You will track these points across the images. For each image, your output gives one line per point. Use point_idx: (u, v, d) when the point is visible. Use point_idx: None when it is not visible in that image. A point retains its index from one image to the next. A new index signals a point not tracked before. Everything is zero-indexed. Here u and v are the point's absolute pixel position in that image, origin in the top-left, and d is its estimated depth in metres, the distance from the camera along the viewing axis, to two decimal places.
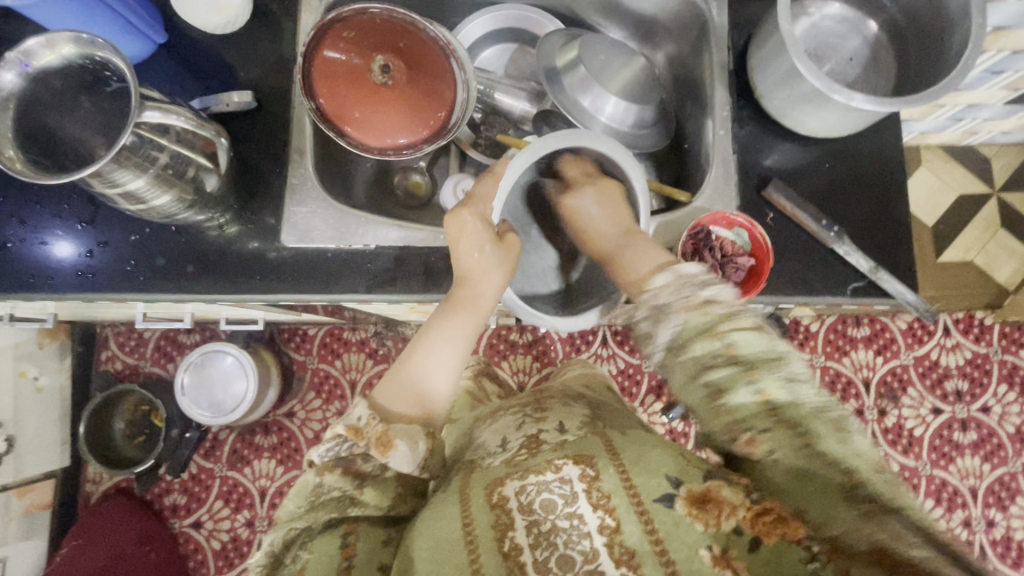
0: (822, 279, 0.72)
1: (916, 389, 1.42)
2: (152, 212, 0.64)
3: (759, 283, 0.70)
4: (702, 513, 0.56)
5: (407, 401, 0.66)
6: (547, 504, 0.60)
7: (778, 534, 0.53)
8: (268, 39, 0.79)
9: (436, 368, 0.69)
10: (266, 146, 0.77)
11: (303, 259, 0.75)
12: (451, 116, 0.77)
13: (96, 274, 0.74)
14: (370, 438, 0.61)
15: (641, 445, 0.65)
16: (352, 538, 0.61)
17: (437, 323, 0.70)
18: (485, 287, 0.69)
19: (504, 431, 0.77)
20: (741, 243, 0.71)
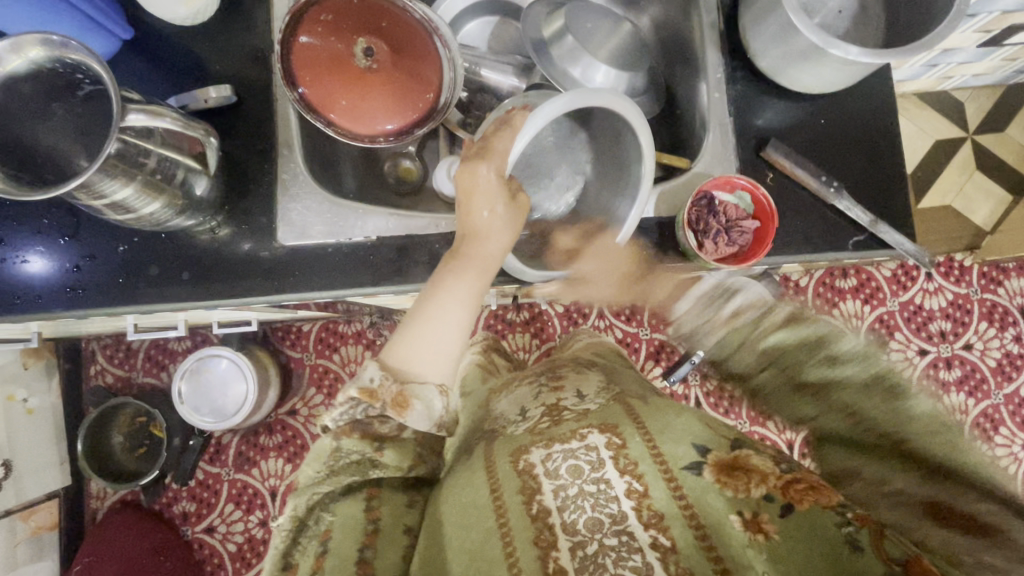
0: (824, 237, 0.73)
1: (903, 333, 1.46)
2: (143, 220, 0.62)
3: (765, 244, 0.70)
4: (730, 480, 0.55)
5: (422, 368, 0.59)
6: (575, 470, 0.60)
7: (812, 500, 0.50)
8: (240, 28, 0.75)
9: (445, 339, 0.61)
10: (249, 141, 0.73)
11: (302, 257, 0.72)
12: (438, 97, 0.75)
13: (87, 289, 0.71)
14: (386, 400, 0.57)
15: (664, 409, 0.66)
16: (376, 502, 0.64)
17: (442, 280, 0.63)
18: (493, 247, 0.64)
19: (522, 401, 0.79)
20: (744, 206, 0.71)
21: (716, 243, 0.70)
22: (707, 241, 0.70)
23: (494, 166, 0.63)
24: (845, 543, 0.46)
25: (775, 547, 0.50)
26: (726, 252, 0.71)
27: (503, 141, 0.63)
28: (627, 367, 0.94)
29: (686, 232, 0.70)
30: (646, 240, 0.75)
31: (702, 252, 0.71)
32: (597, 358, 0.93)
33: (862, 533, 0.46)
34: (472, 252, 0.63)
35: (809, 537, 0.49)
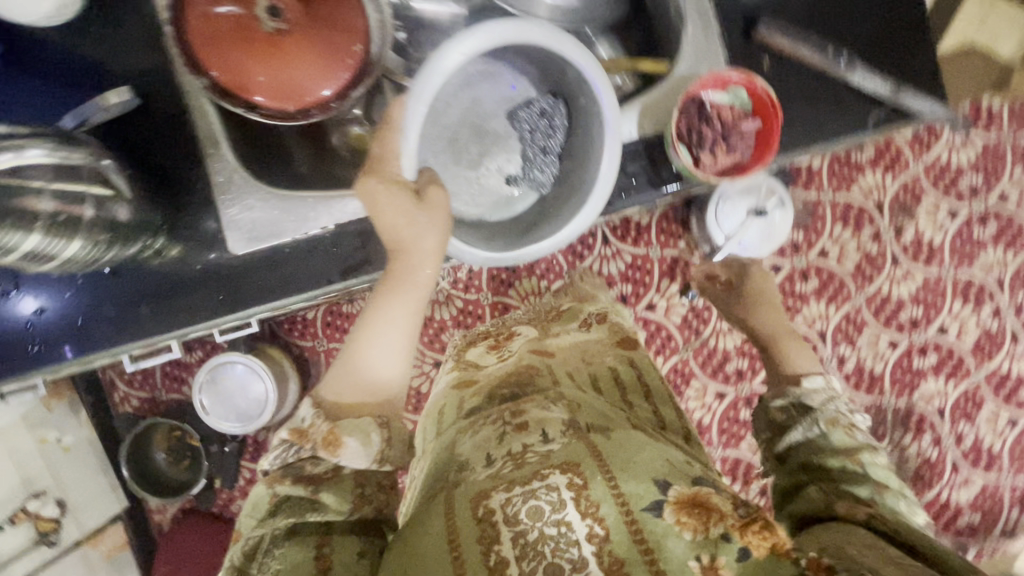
0: (841, 119, 0.64)
1: (932, 197, 1.26)
2: (71, 263, 0.55)
3: (770, 146, 0.62)
4: (690, 519, 0.51)
5: (361, 383, 0.60)
6: (534, 511, 0.52)
7: (768, 546, 0.49)
8: (126, 12, 0.64)
9: (381, 359, 0.61)
10: (172, 145, 0.65)
11: (264, 263, 0.66)
12: (370, 47, 0.65)
13: (50, 342, 0.66)
14: (316, 439, 0.56)
15: (626, 446, 0.59)
16: (328, 549, 0.52)
17: (372, 303, 0.61)
18: (417, 263, 0.60)
19: (487, 441, 0.65)
20: (741, 104, 0.63)
21: (714, 155, 0.65)
22: (704, 155, 0.64)
23: (389, 178, 0.56)
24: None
25: None
26: (727, 162, 0.65)
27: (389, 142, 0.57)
28: (610, 369, 0.83)
29: (678, 149, 0.62)
30: (635, 166, 0.65)
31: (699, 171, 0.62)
32: (575, 368, 0.82)
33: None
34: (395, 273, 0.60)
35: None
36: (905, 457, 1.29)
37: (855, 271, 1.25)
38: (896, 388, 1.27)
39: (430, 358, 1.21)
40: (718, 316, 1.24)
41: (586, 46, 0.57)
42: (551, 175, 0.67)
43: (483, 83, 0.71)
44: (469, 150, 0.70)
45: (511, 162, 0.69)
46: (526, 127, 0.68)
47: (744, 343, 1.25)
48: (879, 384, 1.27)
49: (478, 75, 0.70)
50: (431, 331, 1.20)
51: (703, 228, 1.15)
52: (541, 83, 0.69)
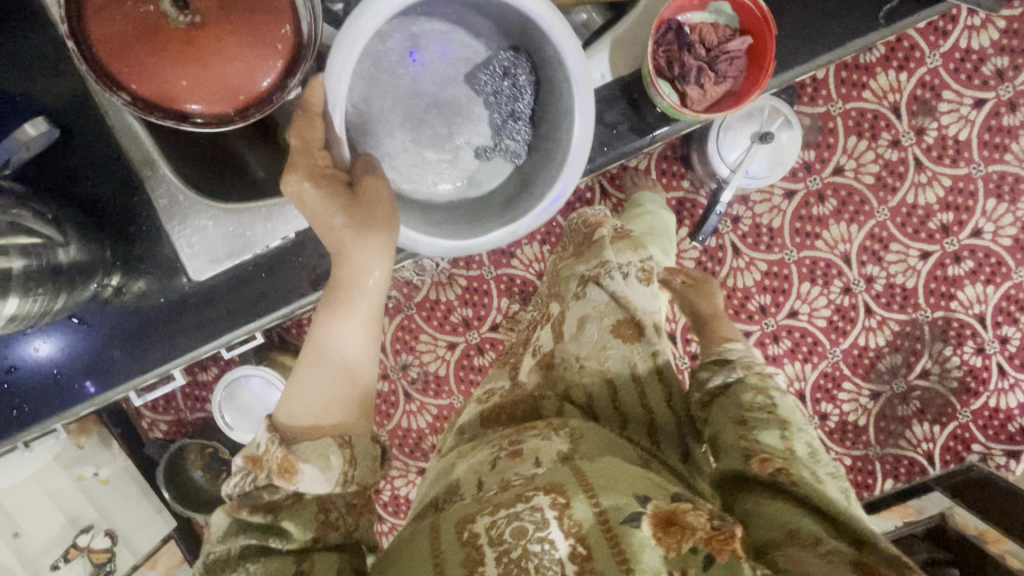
0: (846, 20, 0.57)
1: (953, 89, 1.14)
2: (18, 322, 0.51)
3: (767, 66, 0.53)
4: (666, 536, 0.49)
5: (319, 398, 0.50)
6: (518, 531, 0.49)
7: (729, 550, 0.47)
8: (29, 31, 0.57)
9: (332, 366, 0.52)
10: (108, 174, 0.59)
11: (228, 286, 0.62)
12: (300, 27, 0.58)
13: (29, 401, 0.63)
14: (270, 467, 0.46)
15: (612, 465, 0.55)
16: (306, 564, 0.45)
17: (323, 315, 0.55)
18: (365, 266, 0.55)
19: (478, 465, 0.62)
20: (727, 22, 0.56)
21: (701, 88, 0.56)
22: (690, 88, 0.56)
23: (315, 174, 0.53)
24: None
25: None
26: (719, 93, 0.57)
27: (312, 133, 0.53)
28: (609, 385, 0.75)
29: (658, 85, 0.54)
30: (614, 114, 0.58)
31: (685, 108, 0.54)
32: (575, 381, 0.75)
33: None
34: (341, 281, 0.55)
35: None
36: (949, 371, 1.20)
37: (875, 183, 1.16)
38: (931, 301, 1.18)
39: (444, 341, 1.12)
40: (734, 254, 1.17)
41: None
42: (524, 141, 0.62)
43: (434, 46, 0.61)
44: (431, 127, 0.62)
45: (479, 134, 0.62)
46: (489, 90, 0.60)
47: (764, 277, 1.17)
48: (913, 299, 1.18)
49: (426, 35, 0.61)
50: (437, 313, 1.12)
51: (705, 164, 1.07)
52: (499, 38, 0.61)
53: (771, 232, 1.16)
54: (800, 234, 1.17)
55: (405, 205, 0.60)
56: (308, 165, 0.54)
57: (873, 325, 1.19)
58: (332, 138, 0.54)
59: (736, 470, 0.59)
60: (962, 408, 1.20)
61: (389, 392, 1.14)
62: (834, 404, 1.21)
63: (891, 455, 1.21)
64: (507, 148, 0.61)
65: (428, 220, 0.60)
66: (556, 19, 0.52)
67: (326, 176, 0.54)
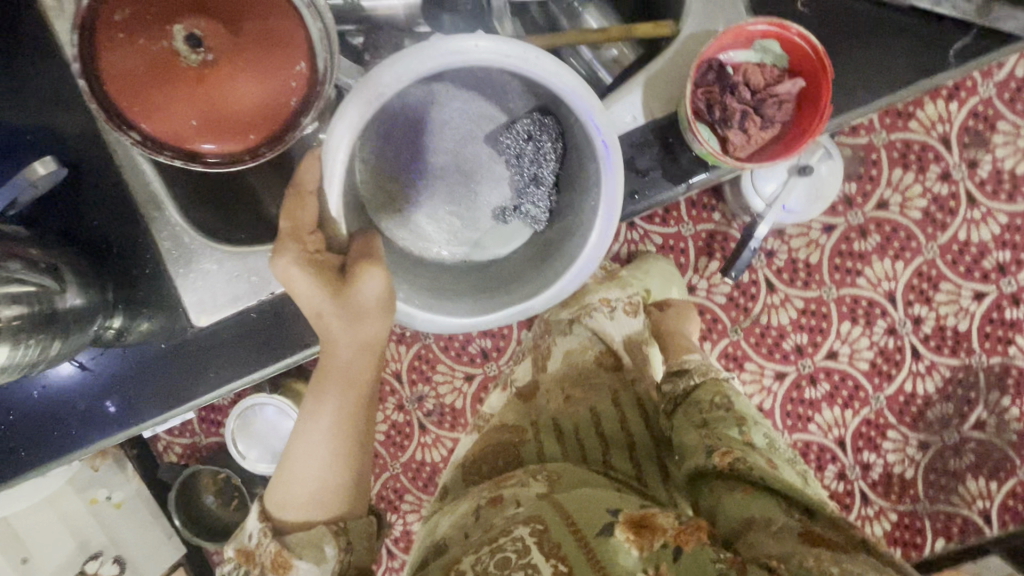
0: (910, 57, 0.52)
1: (1009, 120, 1.06)
2: (3, 374, 0.47)
3: (824, 109, 0.48)
4: (638, 537, 0.47)
5: (310, 494, 0.50)
6: (501, 562, 0.46)
7: (695, 537, 0.46)
8: (40, 66, 0.56)
9: (319, 457, 0.51)
10: (115, 214, 0.57)
11: (232, 331, 0.59)
12: (315, 65, 0.56)
13: (25, 446, 0.61)
14: (265, 563, 0.48)
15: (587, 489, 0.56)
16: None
17: (314, 392, 0.52)
18: (359, 342, 0.51)
19: (461, 519, 0.59)
20: (774, 60, 0.51)
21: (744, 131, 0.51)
22: (732, 133, 0.51)
23: (305, 252, 0.49)
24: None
25: None
26: (764, 139, 0.52)
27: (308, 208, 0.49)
28: (594, 413, 0.73)
29: (696, 130, 0.49)
30: (647, 158, 0.53)
31: (726, 155, 0.50)
32: (560, 412, 0.73)
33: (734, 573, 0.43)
34: (331, 359, 0.51)
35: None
36: (1006, 423, 1.09)
37: (923, 219, 1.07)
38: (986, 345, 1.08)
39: (461, 372, 1.07)
40: (767, 291, 1.10)
41: (566, 63, 0.47)
42: (546, 207, 0.58)
43: (456, 103, 0.57)
44: (449, 187, 0.58)
45: (501, 196, 0.59)
46: (511, 154, 0.57)
47: (800, 316, 1.10)
48: (966, 343, 1.09)
49: (447, 92, 0.56)
50: (456, 343, 1.07)
51: (738, 196, 1.01)
52: (525, 96, 0.57)
53: (808, 268, 1.09)
54: (840, 270, 1.09)
55: (418, 270, 0.58)
56: (296, 238, 0.49)
57: (921, 370, 1.09)
58: (327, 216, 0.50)
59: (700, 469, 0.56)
60: (1022, 463, 1.09)
61: (403, 424, 1.10)
62: (878, 454, 1.11)
63: (942, 513, 1.10)
64: (528, 213, 0.58)
65: (442, 290, 0.57)
66: (586, 96, 0.48)
67: (320, 262, 0.49)
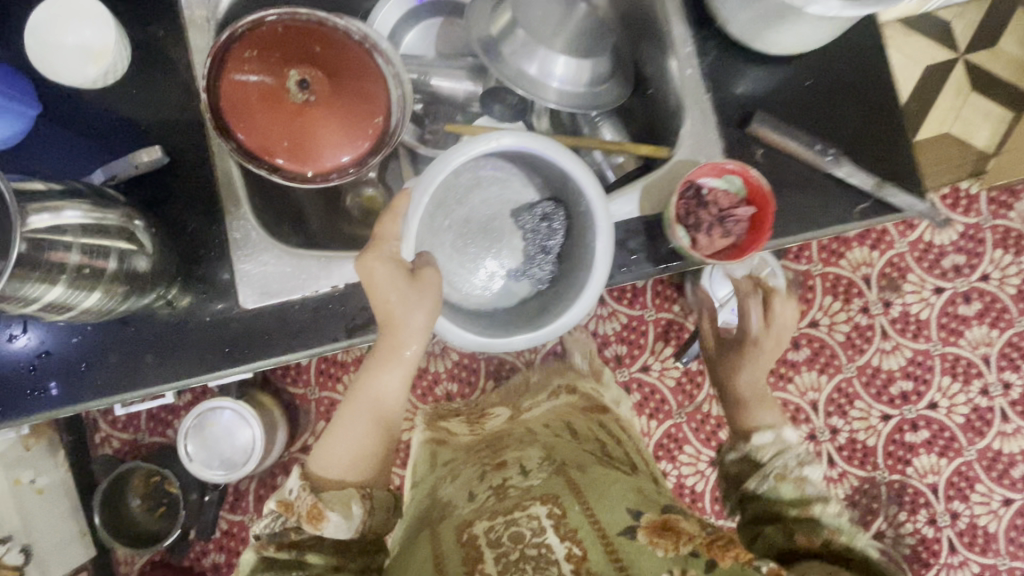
0: (825, 209, 0.71)
1: (916, 273, 1.30)
2: (85, 313, 0.56)
3: (765, 232, 0.66)
4: (660, 539, 0.53)
5: (339, 469, 0.60)
6: (516, 535, 0.57)
7: (732, 555, 0.51)
8: (161, 75, 0.68)
9: (355, 431, 0.62)
10: (193, 200, 0.68)
11: (270, 317, 0.68)
12: (390, 119, 0.69)
13: (49, 386, 0.67)
14: (301, 512, 0.57)
15: (602, 482, 0.65)
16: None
17: (362, 375, 0.64)
18: (407, 337, 0.61)
19: (467, 486, 0.73)
20: (735, 190, 0.69)
21: (710, 238, 0.69)
22: (700, 237, 0.69)
23: (386, 256, 0.60)
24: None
25: None
26: (723, 244, 0.70)
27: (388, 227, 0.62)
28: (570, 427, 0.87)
29: (675, 230, 0.66)
30: (635, 243, 0.70)
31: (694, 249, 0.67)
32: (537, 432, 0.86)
33: None
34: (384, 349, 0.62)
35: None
36: (901, 536, 1.25)
37: (845, 341, 1.27)
38: (889, 462, 1.26)
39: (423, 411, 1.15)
40: (712, 381, 1.24)
41: (583, 159, 0.63)
42: (550, 273, 0.71)
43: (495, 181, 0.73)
44: (476, 246, 0.72)
45: (514, 259, 0.72)
46: (529, 228, 0.72)
47: None
48: (872, 457, 1.26)
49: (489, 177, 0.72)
50: (424, 382, 1.15)
51: (698, 294, 1.19)
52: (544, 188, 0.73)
53: None
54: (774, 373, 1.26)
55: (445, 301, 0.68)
56: (379, 246, 0.62)
57: (834, 475, 1.25)
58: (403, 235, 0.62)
59: (778, 547, 0.59)
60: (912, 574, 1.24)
61: None
62: None
63: None
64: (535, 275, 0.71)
65: (466, 318, 0.67)
66: (594, 186, 0.63)
67: (395, 261, 0.61)
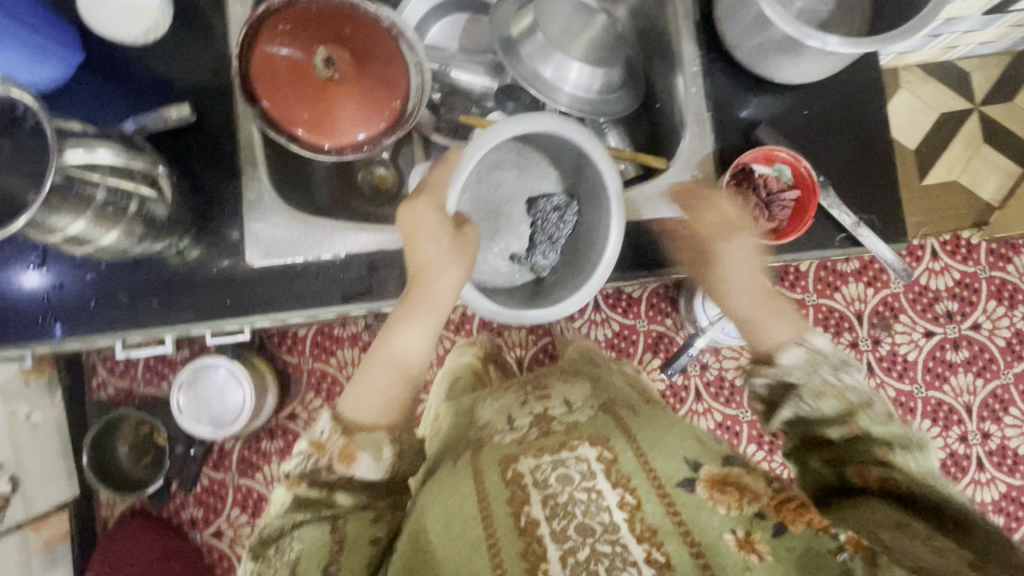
0: (805, 237, 0.74)
1: (908, 315, 1.32)
2: (102, 251, 0.60)
3: (807, 219, 0.70)
4: (722, 497, 0.59)
5: (364, 412, 0.63)
6: (564, 477, 0.62)
7: (805, 521, 0.55)
8: (199, 40, 0.73)
9: (390, 371, 0.65)
10: (215, 159, 0.72)
11: (273, 276, 0.72)
12: (407, 103, 0.73)
13: (59, 317, 0.71)
14: (333, 452, 0.60)
15: (658, 430, 0.68)
16: (342, 522, 0.61)
17: (397, 323, 0.66)
18: (442, 286, 0.63)
19: (508, 411, 0.78)
20: (784, 178, 0.72)
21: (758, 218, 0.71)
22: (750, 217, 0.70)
23: (434, 206, 0.63)
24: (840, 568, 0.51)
25: (766, 567, 0.54)
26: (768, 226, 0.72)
27: (441, 175, 0.64)
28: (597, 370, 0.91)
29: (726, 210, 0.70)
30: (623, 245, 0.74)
31: None
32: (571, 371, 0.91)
33: (858, 561, 0.51)
34: (420, 297, 0.64)
35: (801, 559, 0.53)
36: None
37: None
38: None
39: None
40: (695, 397, 1.27)
41: (607, 153, 0.66)
42: (550, 262, 0.74)
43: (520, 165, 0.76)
44: (493, 225, 0.75)
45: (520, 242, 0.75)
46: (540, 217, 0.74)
47: (718, 427, 1.27)
48: None
49: (510, 161, 0.75)
50: None
51: (690, 310, 1.22)
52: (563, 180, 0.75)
53: (731, 388, 1.27)
54: None
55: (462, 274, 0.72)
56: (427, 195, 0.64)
57: None
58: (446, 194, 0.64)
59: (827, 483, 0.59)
60: None
61: None
62: None
63: None
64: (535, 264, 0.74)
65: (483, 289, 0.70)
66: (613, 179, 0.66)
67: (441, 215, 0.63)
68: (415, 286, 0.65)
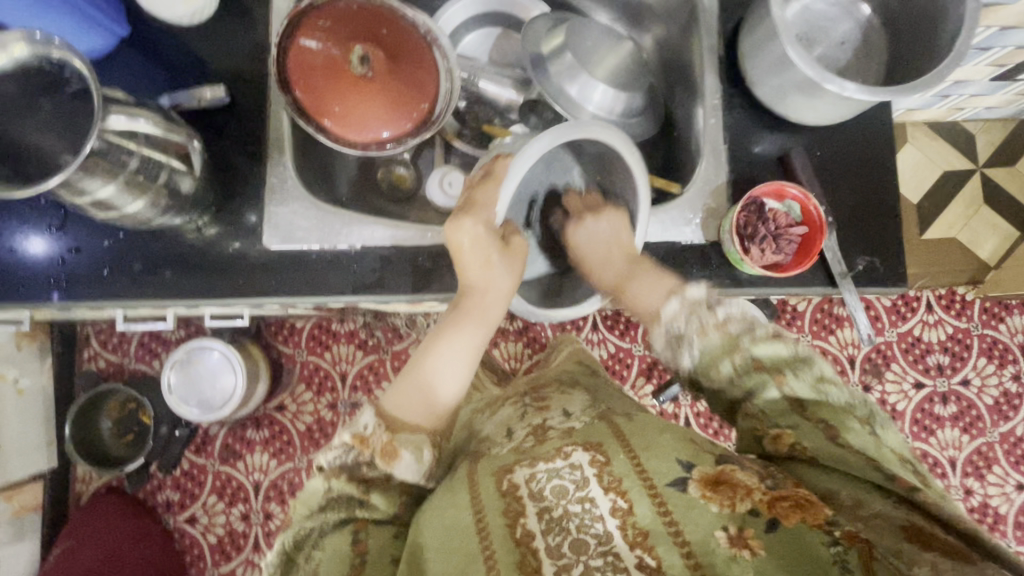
0: (806, 273, 0.76)
1: (899, 364, 1.34)
2: (127, 219, 0.61)
3: (810, 256, 0.72)
4: (716, 495, 0.57)
5: (411, 413, 0.65)
6: (559, 490, 0.61)
7: (799, 517, 0.53)
8: (240, 27, 0.75)
9: (446, 372, 0.67)
10: (243, 143, 0.74)
11: (286, 260, 0.73)
12: (434, 107, 0.75)
13: (70, 282, 0.71)
14: (376, 448, 0.61)
15: (650, 430, 0.66)
16: (364, 534, 0.62)
17: (443, 328, 0.69)
18: (494, 300, 0.68)
19: (509, 421, 0.78)
20: (793, 214, 0.74)
21: (762, 250, 0.71)
22: (754, 247, 0.71)
23: (482, 221, 0.66)
24: (834, 562, 0.50)
25: (760, 563, 0.52)
26: (772, 258, 0.72)
27: (487, 193, 0.67)
28: (585, 371, 0.95)
29: (733, 236, 0.71)
30: None
31: (747, 259, 0.71)
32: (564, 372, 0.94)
33: (851, 554, 0.50)
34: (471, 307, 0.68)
35: (796, 556, 0.52)
36: None
37: None
38: None
39: None
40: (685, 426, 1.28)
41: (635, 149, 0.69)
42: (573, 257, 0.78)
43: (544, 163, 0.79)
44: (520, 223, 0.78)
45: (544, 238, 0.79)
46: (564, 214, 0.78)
47: None
48: None
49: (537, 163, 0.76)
50: None
51: None
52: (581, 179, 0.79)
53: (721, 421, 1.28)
54: None
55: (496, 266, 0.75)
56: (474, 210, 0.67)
57: None
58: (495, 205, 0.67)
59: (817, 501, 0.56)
60: None
61: None
62: None
63: None
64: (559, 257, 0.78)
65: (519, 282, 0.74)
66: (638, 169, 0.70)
67: (491, 231, 0.67)
68: (463, 299, 0.69)
